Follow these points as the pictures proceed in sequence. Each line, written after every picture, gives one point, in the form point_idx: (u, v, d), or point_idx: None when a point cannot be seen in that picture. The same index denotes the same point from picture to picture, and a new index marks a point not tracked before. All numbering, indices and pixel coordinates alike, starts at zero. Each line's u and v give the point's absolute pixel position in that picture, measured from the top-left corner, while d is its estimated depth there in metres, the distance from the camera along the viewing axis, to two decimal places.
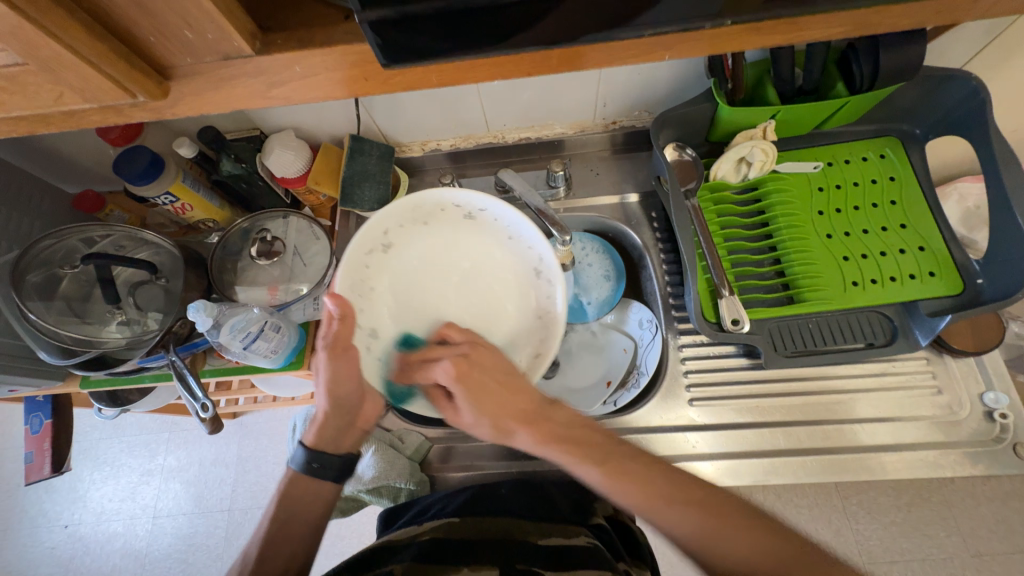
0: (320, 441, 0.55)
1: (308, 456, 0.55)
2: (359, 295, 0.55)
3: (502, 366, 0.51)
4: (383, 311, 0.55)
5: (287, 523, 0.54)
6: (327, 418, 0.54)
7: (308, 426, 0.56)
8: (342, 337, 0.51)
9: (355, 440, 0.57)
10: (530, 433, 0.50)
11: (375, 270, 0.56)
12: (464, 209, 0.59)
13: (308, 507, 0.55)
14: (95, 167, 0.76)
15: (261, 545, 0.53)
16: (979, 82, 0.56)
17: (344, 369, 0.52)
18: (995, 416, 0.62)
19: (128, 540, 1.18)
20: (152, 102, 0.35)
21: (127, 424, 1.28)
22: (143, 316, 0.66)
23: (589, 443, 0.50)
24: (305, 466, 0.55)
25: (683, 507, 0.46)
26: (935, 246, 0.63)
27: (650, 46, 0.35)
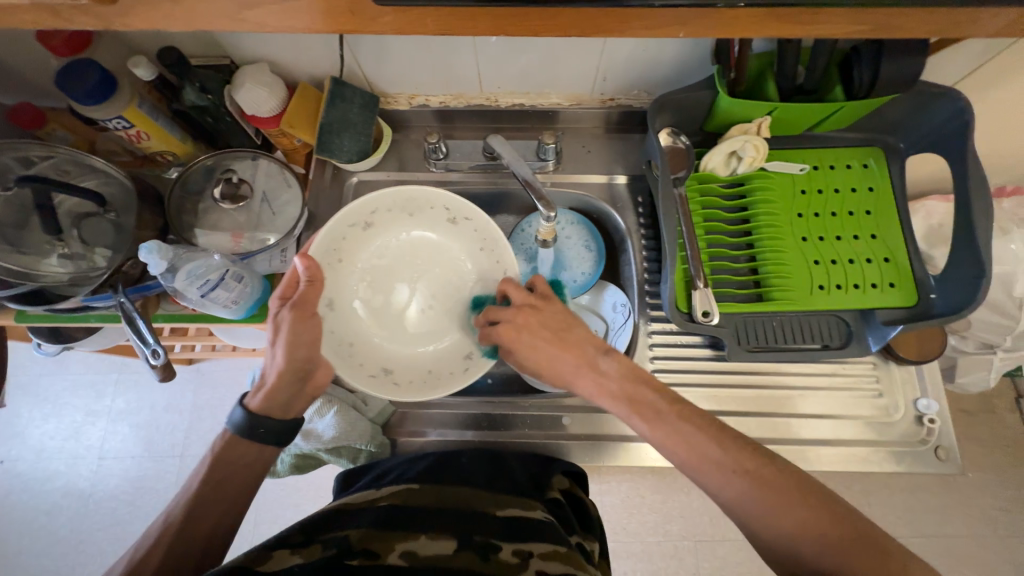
0: (268, 405, 0.53)
1: (251, 419, 0.53)
2: (329, 264, 0.59)
3: (559, 318, 0.55)
4: (345, 286, 0.61)
5: (235, 480, 0.52)
6: (277, 382, 0.52)
7: (254, 390, 0.54)
8: (310, 300, 0.52)
9: (300, 407, 0.56)
10: (592, 385, 0.52)
11: (350, 243, 0.60)
12: (449, 212, 0.62)
13: (244, 468, 0.54)
14: (34, 78, 0.67)
15: (187, 505, 0.51)
16: (966, 102, 0.57)
17: (306, 332, 0.52)
18: (924, 420, 0.67)
19: (70, 480, 1.14)
20: (98, 8, 0.31)
21: (71, 362, 1.21)
22: (88, 251, 0.61)
23: (638, 398, 0.51)
24: (246, 429, 0.53)
25: (733, 475, 0.45)
26: (900, 259, 0.65)
27: (660, 20, 0.33)
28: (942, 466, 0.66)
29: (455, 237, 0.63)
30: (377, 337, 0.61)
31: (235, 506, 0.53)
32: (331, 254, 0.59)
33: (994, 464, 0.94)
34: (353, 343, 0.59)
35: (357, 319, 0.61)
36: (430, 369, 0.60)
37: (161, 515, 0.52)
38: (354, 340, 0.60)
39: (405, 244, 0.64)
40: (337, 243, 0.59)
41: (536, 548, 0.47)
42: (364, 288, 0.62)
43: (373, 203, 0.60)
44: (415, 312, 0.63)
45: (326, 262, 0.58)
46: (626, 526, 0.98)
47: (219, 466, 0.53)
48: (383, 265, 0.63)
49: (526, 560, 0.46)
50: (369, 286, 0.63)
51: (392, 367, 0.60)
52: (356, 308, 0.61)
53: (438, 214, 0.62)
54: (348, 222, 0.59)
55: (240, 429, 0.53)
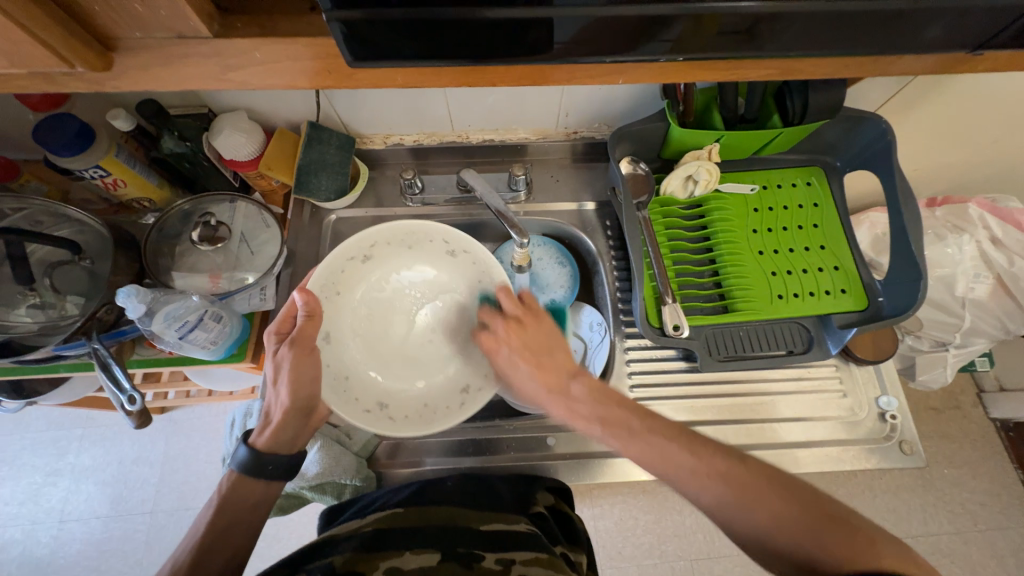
0: (275, 442, 0.54)
1: (259, 457, 0.53)
2: (329, 297, 0.59)
3: (540, 340, 0.54)
4: (342, 319, 0.60)
5: (225, 522, 0.52)
6: (285, 417, 0.53)
7: (261, 428, 0.54)
8: (308, 336, 0.53)
9: (307, 439, 0.57)
10: (558, 407, 0.51)
11: (349, 276, 0.61)
12: (448, 245, 0.63)
13: (252, 507, 0.53)
14: (8, 132, 0.68)
15: (195, 548, 0.50)
16: (887, 126, 0.64)
17: (308, 368, 0.53)
18: (887, 417, 0.71)
19: (27, 548, 1.06)
20: (90, 73, 0.33)
21: (32, 418, 1.15)
22: (60, 299, 0.61)
23: (614, 413, 0.49)
24: (254, 467, 0.53)
25: (707, 479, 0.43)
26: (848, 266, 0.71)
27: (607, 69, 0.38)
28: (908, 460, 0.69)
29: (454, 272, 0.64)
30: (375, 371, 0.60)
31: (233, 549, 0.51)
32: (329, 286, 0.59)
33: (966, 459, 0.98)
34: (349, 377, 0.58)
35: (354, 352, 0.60)
36: (428, 404, 0.59)
37: (168, 563, 0.50)
38: (351, 373, 0.59)
39: (405, 279, 0.64)
40: (334, 277, 0.59)
41: (518, 556, 0.49)
42: (361, 323, 0.62)
43: (373, 234, 0.61)
44: (414, 349, 0.63)
45: (324, 293, 0.59)
46: (620, 549, 0.97)
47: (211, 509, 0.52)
48: (381, 298, 0.64)
49: (508, 567, 0.47)
50: (368, 319, 0.63)
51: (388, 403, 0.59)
52: (354, 343, 0.61)
53: (440, 247, 0.63)
54: (347, 255, 0.60)
55: (246, 467, 0.53)
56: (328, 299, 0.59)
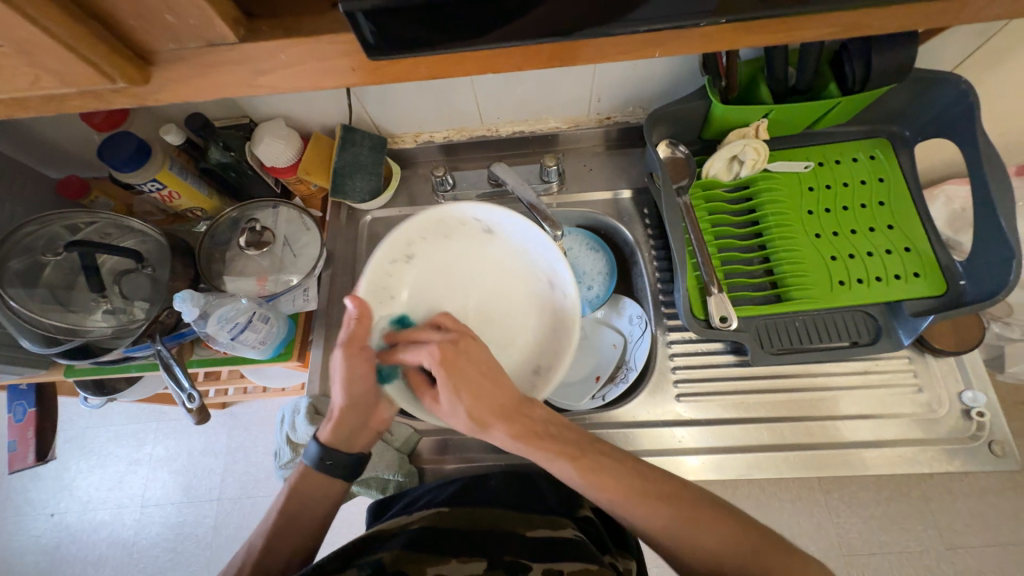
0: (336, 437, 0.56)
1: (323, 451, 0.55)
2: (379, 301, 0.59)
3: (485, 363, 0.51)
4: (400, 320, 0.60)
5: (294, 513, 0.55)
6: (343, 416, 0.55)
7: (323, 422, 0.56)
8: (359, 337, 0.52)
9: (367, 436, 0.58)
10: (507, 429, 0.50)
11: (396, 277, 0.61)
12: (484, 226, 0.63)
13: (318, 501, 0.56)
14: (79, 152, 0.74)
15: (268, 535, 0.55)
16: (969, 85, 0.56)
17: (358, 368, 0.53)
18: (972, 414, 0.63)
19: (115, 529, 1.18)
20: (133, 87, 0.34)
21: (113, 413, 1.27)
22: (129, 305, 0.65)
23: (571, 441, 0.51)
24: (319, 462, 0.56)
25: (659, 503, 0.49)
26: (922, 247, 0.63)
27: (641, 43, 0.35)
28: (999, 462, 0.62)
29: (494, 251, 0.64)
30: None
31: (305, 536, 0.56)
32: (381, 291, 0.60)
33: None
34: None
35: None
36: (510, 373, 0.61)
37: (244, 545, 0.55)
38: None
39: (447, 265, 0.63)
40: (383, 282, 0.60)
41: (567, 566, 0.47)
42: (421, 319, 0.61)
43: (405, 233, 0.61)
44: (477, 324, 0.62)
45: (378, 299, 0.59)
46: None
47: (282, 501, 0.56)
48: (431, 291, 0.62)
49: None
50: (426, 314, 0.61)
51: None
52: (423, 340, 0.60)
53: (471, 229, 0.63)
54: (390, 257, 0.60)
55: (312, 461, 0.56)
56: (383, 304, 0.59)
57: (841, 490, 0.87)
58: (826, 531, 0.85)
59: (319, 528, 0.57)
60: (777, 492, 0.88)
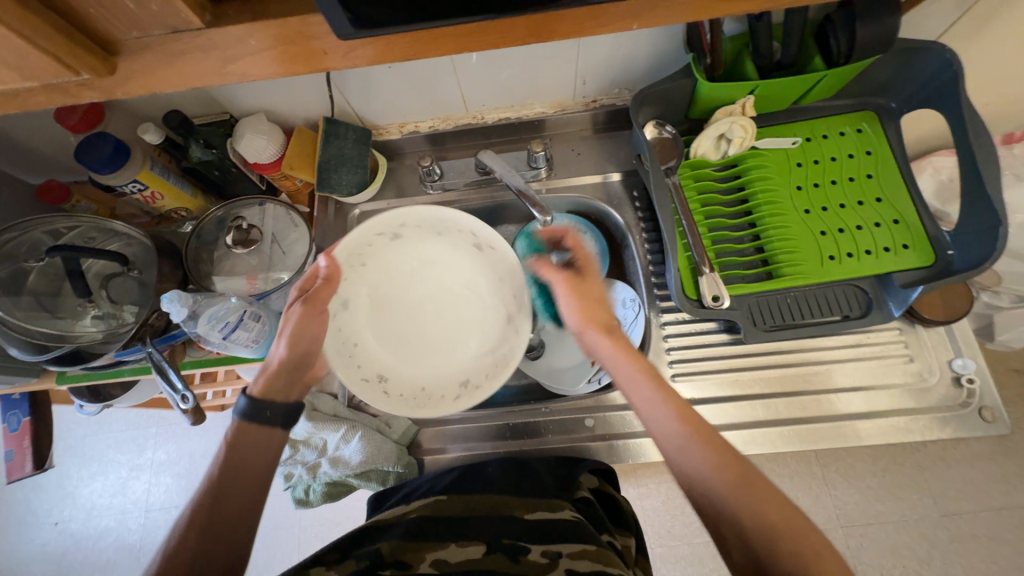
0: (269, 390, 0.52)
1: (255, 405, 0.51)
2: (350, 266, 0.59)
3: (596, 291, 0.59)
4: (360, 289, 0.61)
5: (233, 467, 0.50)
6: (283, 368, 0.53)
7: (255, 376, 0.53)
8: (322, 297, 0.55)
9: (301, 393, 0.55)
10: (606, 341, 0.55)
11: (373, 251, 0.60)
12: (477, 240, 0.61)
13: (260, 454, 0.51)
14: (57, 155, 0.73)
15: (208, 492, 0.49)
16: (952, 53, 0.56)
17: (312, 327, 0.54)
18: (962, 381, 0.64)
19: (120, 535, 1.18)
20: (100, 80, 0.34)
21: (111, 420, 1.26)
22: (118, 309, 0.65)
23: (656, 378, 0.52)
24: (253, 415, 0.51)
25: (717, 455, 0.46)
26: (910, 219, 0.64)
27: (618, 15, 0.34)
28: (989, 427, 0.63)
29: (475, 261, 0.64)
30: (376, 340, 0.62)
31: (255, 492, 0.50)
32: (359, 253, 0.59)
33: None
34: (355, 345, 0.60)
35: (365, 321, 0.62)
36: (423, 386, 0.61)
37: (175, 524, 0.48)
38: (359, 340, 0.60)
39: (427, 261, 0.65)
40: (359, 250, 0.58)
41: (564, 548, 0.48)
42: (376, 294, 0.63)
43: (408, 216, 0.59)
44: (420, 331, 0.64)
45: (348, 260, 0.58)
46: (669, 527, 0.95)
47: (220, 456, 0.50)
48: (401, 276, 0.64)
49: (554, 560, 0.48)
50: (384, 290, 0.63)
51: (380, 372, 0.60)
52: (368, 308, 0.62)
53: (466, 242, 0.62)
54: (377, 231, 0.58)
55: (244, 413, 0.51)
56: (351, 265, 0.59)
57: (837, 463, 0.88)
58: (825, 504, 0.86)
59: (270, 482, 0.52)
60: (776, 468, 0.89)
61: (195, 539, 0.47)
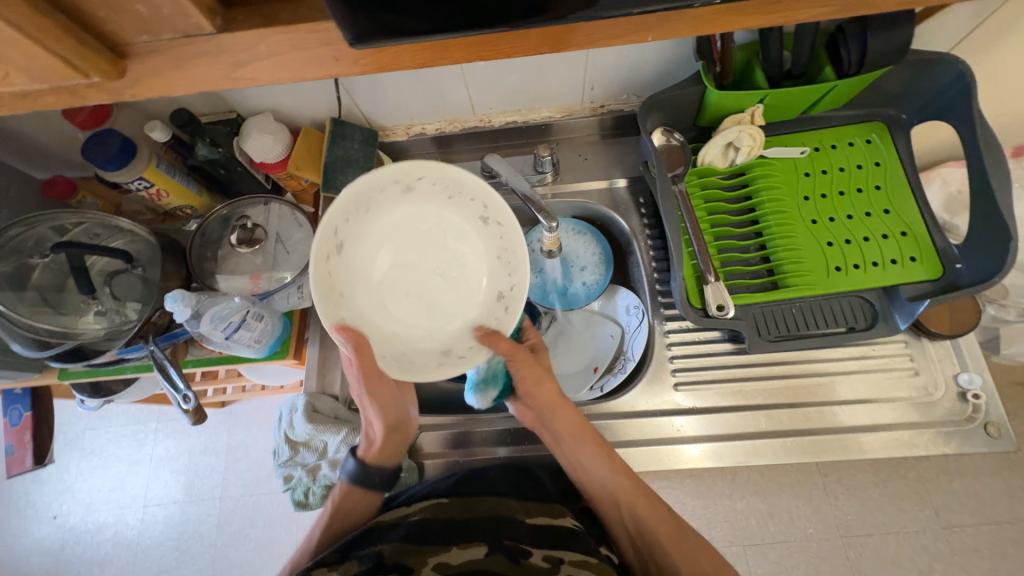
0: (381, 457, 0.58)
1: (368, 470, 0.58)
2: (447, 184, 0.51)
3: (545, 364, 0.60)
4: (420, 201, 0.53)
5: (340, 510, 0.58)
6: (386, 435, 0.57)
7: (362, 444, 0.58)
8: (369, 367, 0.49)
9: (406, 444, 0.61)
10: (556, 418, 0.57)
11: (461, 204, 0.53)
12: (503, 301, 0.54)
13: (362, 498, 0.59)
14: (64, 150, 0.73)
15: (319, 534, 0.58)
16: (965, 66, 0.55)
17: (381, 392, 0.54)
18: (968, 397, 0.64)
19: (119, 530, 1.18)
20: (108, 82, 0.33)
21: (111, 415, 1.26)
22: (121, 306, 0.65)
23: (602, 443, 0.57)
24: (363, 479, 0.58)
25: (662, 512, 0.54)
26: (918, 231, 0.63)
27: (630, 26, 0.34)
28: (994, 443, 0.62)
29: (483, 301, 0.55)
30: (368, 235, 0.52)
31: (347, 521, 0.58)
32: (461, 192, 0.52)
33: None
34: (363, 212, 0.50)
35: (382, 218, 0.53)
36: (343, 294, 0.50)
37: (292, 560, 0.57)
38: (369, 214, 0.51)
39: (464, 253, 0.56)
40: (462, 187, 0.51)
41: (568, 555, 0.47)
42: (418, 222, 0.54)
43: (507, 225, 0.52)
44: (387, 283, 0.54)
45: (448, 181, 0.51)
46: None
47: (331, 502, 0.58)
48: (442, 237, 0.55)
49: (556, 566, 0.46)
50: (424, 227, 0.54)
51: (345, 241, 0.49)
52: (401, 216, 0.53)
53: (496, 285, 0.55)
54: (487, 204, 0.52)
55: (354, 477, 0.58)
56: (446, 184, 0.51)
57: (839, 473, 0.87)
58: (825, 514, 0.86)
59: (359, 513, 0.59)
60: (776, 477, 0.89)
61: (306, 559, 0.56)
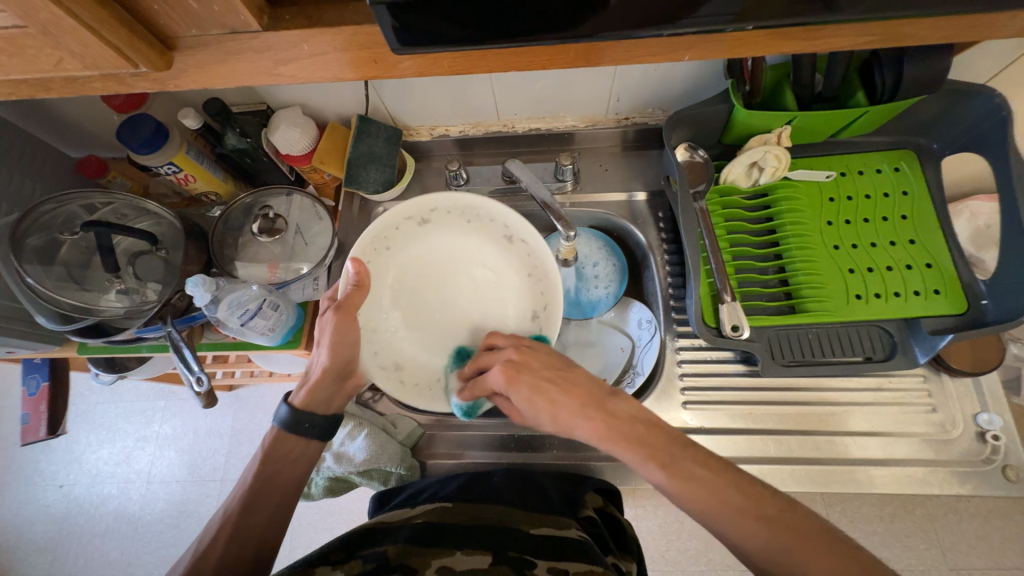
0: (311, 402, 0.55)
1: (296, 414, 0.54)
2: (536, 263, 0.59)
3: (552, 363, 0.51)
4: (509, 255, 0.61)
5: (266, 477, 0.54)
6: (321, 379, 0.54)
7: (299, 386, 0.55)
8: (354, 303, 0.52)
9: (340, 404, 0.57)
10: (591, 428, 0.48)
11: (528, 287, 0.60)
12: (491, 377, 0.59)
13: (292, 462, 0.55)
14: (98, 131, 0.75)
15: (241, 504, 0.53)
16: (1002, 98, 0.54)
17: (348, 334, 0.53)
18: (987, 437, 0.62)
19: (121, 504, 1.20)
20: (155, 73, 0.34)
21: (123, 390, 1.29)
22: (142, 286, 0.66)
23: (654, 442, 0.46)
24: (292, 424, 0.54)
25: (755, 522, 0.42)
26: (943, 264, 0.62)
27: (668, 46, 0.35)
28: (1012, 487, 0.60)
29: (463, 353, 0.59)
30: (449, 235, 0.61)
31: (273, 500, 0.54)
32: (542, 281, 0.59)
33: None
34: (468, 220, 0.61)
35: (474, 242, 0.61)
36: (388, 249, 0.59)
37: (221, 508, 0.53)
38: (469, 225, 0.61)
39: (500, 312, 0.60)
40: (540, 275, 0.59)
41: (572, 566, 0.47)
42: (496, 267, 0.61)
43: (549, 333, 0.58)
44: (425, 279, 0.60)
45: (539, 265, 0.59)
46: (664, 552, 0.93)
47: (257, 465, 0.54)
48: (499, 289, 0.60)
49: None
50: (495, 274, 0.60)
51: (433, 221, 0.60)
52: (488, 251, 0.61)
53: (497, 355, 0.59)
54: (544, 299, 0.59)
55: (287, 424, 0.54)
56: (537, 264, 0.59)
57: (844, 504, 0.85)
58: None
59: (296, 489, 0.56)
60: None
61: (223, 548, 0.50)
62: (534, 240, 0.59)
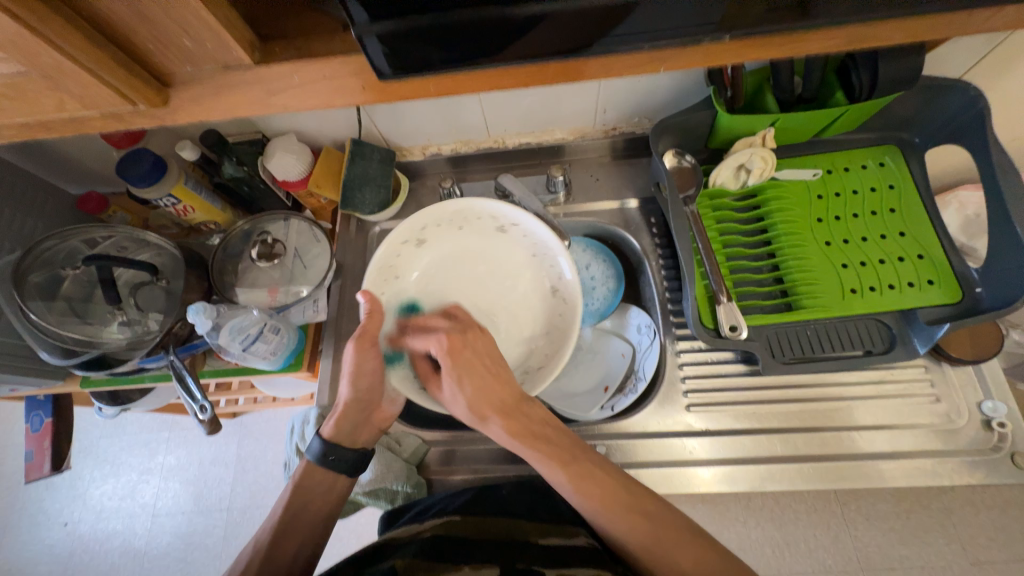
0: (340, 434, 0.56)
1: (326, 447, 0.56)
2: (533, 245, 0.61)
3: (489, 352, 0.53)
4: (505, 244, 0.62)
5: (292, 510, 0.54)
6: (348, 409, 0.56)
7: (327, 419, 0.57)
8: (371, 332, 0.54)
9: (370, 435, 0.59)
10: (505, 424, 0.51)
11: (533, 266, 0.61)
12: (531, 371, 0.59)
13: (318, 494, 0.56)
14: (98, 168, 0.77)
15: (266, 538, 0.53)
16: (977, 90, 0.56)
17: (369, 362, 0.54)
18: (993, 425, 0.62)
19: (127, 539, 1.18)
20: (153, 108, 0.36)
21: (127, 423, 1.29)
22: (144, 316, 0.67)
23: (668, 519, 0.48)
24: (320, 456, 0.56)
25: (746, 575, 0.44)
26: (935, 254, 0.62)
27: (645, 58, 0.36)
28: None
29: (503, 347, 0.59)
30: (450, 250, 0.62)
31: (303, 534, 0.54)
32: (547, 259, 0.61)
33: None
34: (462, 225, 0.62)
35: (472, 243, 0.62)
36: (397, 275, 0.60)
37: (246, 544, 0.53)
38: (463, 230, 0.62)
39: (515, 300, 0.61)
40: (542, 253, 0.61)
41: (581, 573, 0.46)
42: (497, 263, 0.62)
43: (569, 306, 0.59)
44: (437, 291, 0.61)
45: (538, 245, 0.60)
46: None
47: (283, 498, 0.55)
48: (508, 282, 0.61)
49: None
50: (500, 270, 0.61)
51: (429, 239, 0.61)
52: (486, 248, 0.62)
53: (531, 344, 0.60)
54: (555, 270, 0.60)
55: (317, 457, 0.55)
56: (536, 245, 0.60)
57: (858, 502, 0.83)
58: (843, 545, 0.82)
59: (321, 522, 0.55)
60: (791, 503, 0.86)
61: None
62: (526, 222, 0.60)
